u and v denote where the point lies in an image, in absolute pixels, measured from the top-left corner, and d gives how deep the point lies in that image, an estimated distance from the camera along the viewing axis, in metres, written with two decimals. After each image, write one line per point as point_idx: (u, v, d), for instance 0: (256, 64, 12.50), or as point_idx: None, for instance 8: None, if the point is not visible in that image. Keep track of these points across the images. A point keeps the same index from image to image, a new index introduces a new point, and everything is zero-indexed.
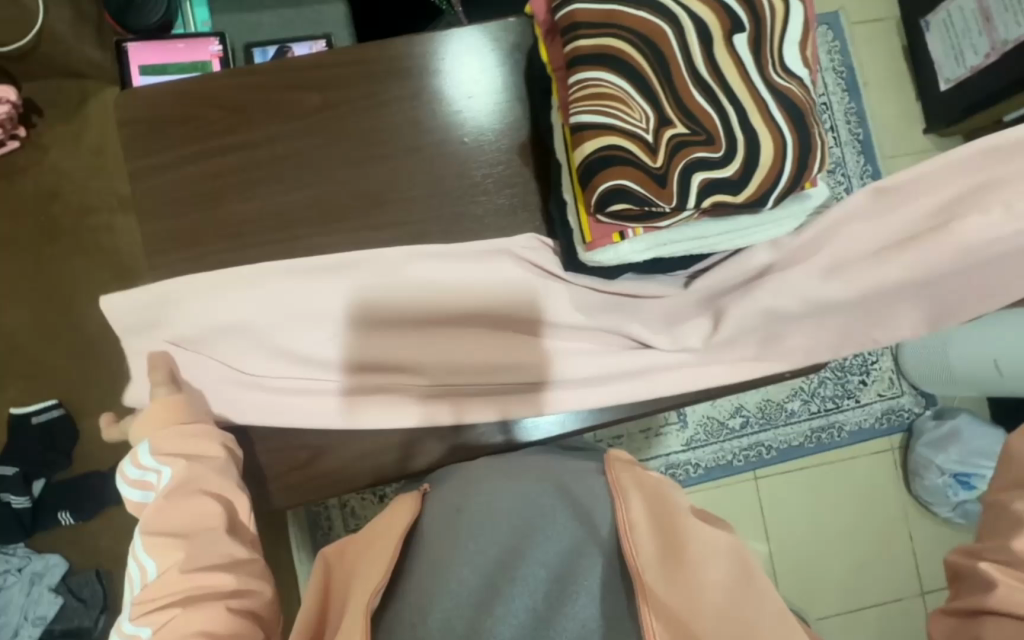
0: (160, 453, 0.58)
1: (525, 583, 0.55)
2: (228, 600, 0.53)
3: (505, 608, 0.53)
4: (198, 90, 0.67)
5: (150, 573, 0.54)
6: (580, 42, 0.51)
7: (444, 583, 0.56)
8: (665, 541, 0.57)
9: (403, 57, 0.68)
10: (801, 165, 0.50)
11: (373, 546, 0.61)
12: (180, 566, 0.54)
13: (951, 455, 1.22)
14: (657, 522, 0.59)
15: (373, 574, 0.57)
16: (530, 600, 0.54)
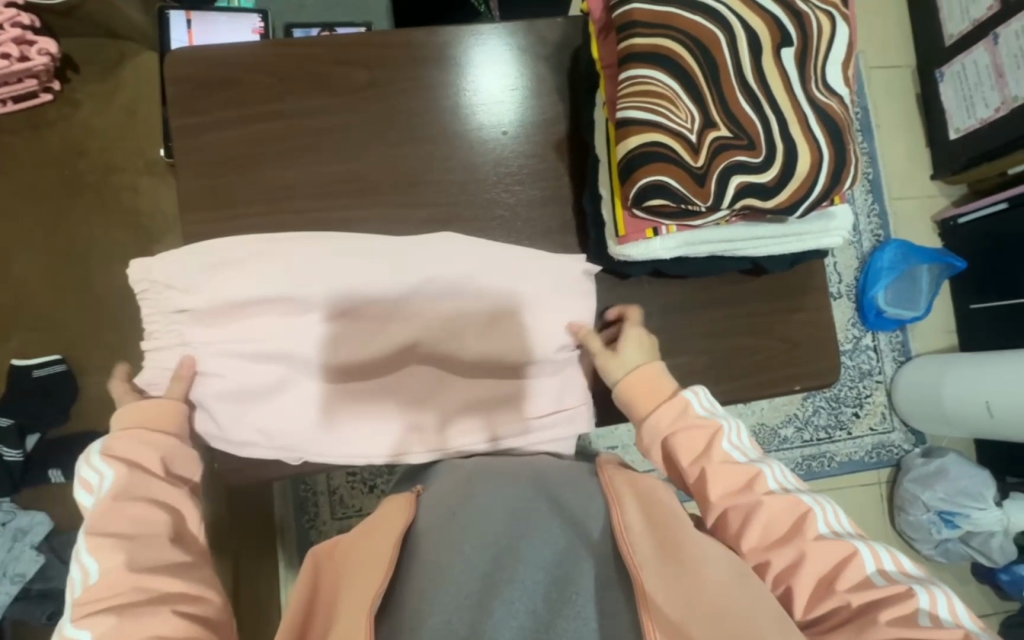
0: (110, 453, 0.59)
1: (522, 583, 0.48)
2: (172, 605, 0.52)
3: (501, 609, 0.46)
4: (245, 57, 0.69)
5: (89, 575, 0.53)
6: (635, 40, 0.53)
7: (441, 580, 0.49)
8: (667, 544, 0.52)
9: (450, 45, 0.70)
10: (834, 178, 0.52)
11: (361, 548, 0.55)
12: (126, 566, 0.53)
13: (937, 492, 1.24)
14: (660, 528, 0.53)
15: (374, 576, 0.51)
16: (529, 603, 0.47)
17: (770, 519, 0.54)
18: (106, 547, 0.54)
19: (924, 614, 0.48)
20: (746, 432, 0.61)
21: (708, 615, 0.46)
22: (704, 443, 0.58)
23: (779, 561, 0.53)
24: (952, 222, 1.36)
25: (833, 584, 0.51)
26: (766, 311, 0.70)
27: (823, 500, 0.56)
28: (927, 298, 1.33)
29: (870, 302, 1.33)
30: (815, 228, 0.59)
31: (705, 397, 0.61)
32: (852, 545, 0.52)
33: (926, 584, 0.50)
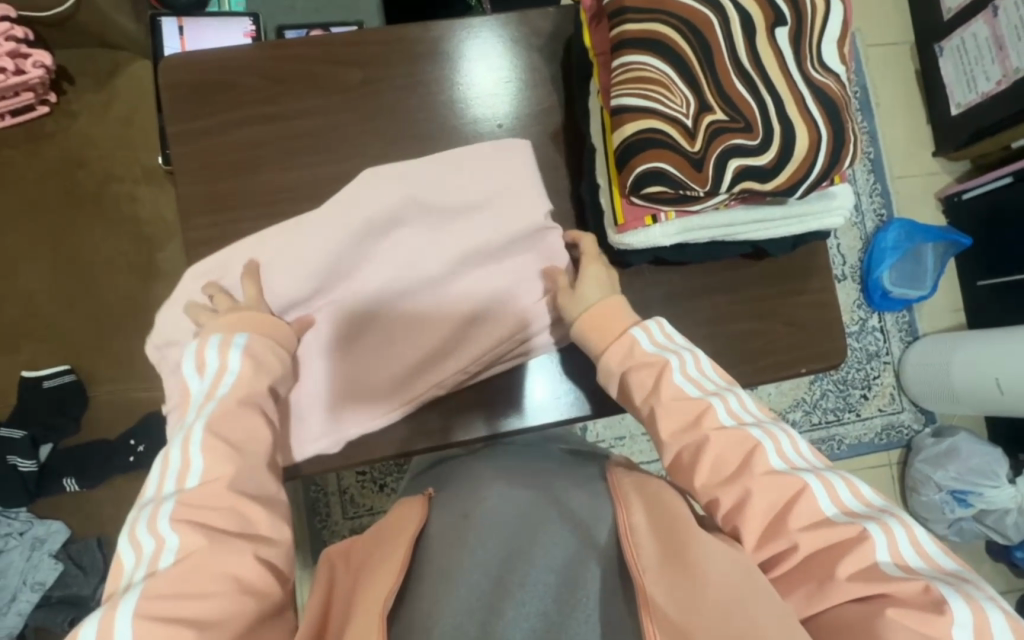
0: (248, 351, 0.57)
1: (532, 584, 0.49)
2: (255, 547, 0.48)
3: (511, 609, 0.46)
4: (238, 61, 0.68)
5: (189, 477, 0.50)
6: (627, 26, 0.52)
7: (454, 583, 0.49)
8: (671, 541, 0.48)
9: (443, 39, 0.70)
10: (833, 157, 0.52)
11: (370, 552, 0.55)
12: (229, 481, 0.49)
13: (949, 471, 1.23)
14: (661, 523, 0.50)
15: (389, 564, 0.50)
16: (538, 604, 0.47)
17: (719, 454, 0.50)
18: (217, 453, 0.50)
19: (888, 563, 0.43)
20: (710, 367, 0.58)
21: (713, 610, 0.42)
22: (654, 377, 0.56)
23: (727, 500, 0.49)
24: (956, 198, 1.35)
25: (784, 524, 0.46)
26: (769, 294, 0.69)
27: (778, 435, 0.52)
28: (933, 276, 1.32)
29: (875, 283, 1.32)
30: (817, 209, 0.58)
31: (662, 330, 0.59)
32: (802, 481, 0.47)
33: (886, 521, 0.45)
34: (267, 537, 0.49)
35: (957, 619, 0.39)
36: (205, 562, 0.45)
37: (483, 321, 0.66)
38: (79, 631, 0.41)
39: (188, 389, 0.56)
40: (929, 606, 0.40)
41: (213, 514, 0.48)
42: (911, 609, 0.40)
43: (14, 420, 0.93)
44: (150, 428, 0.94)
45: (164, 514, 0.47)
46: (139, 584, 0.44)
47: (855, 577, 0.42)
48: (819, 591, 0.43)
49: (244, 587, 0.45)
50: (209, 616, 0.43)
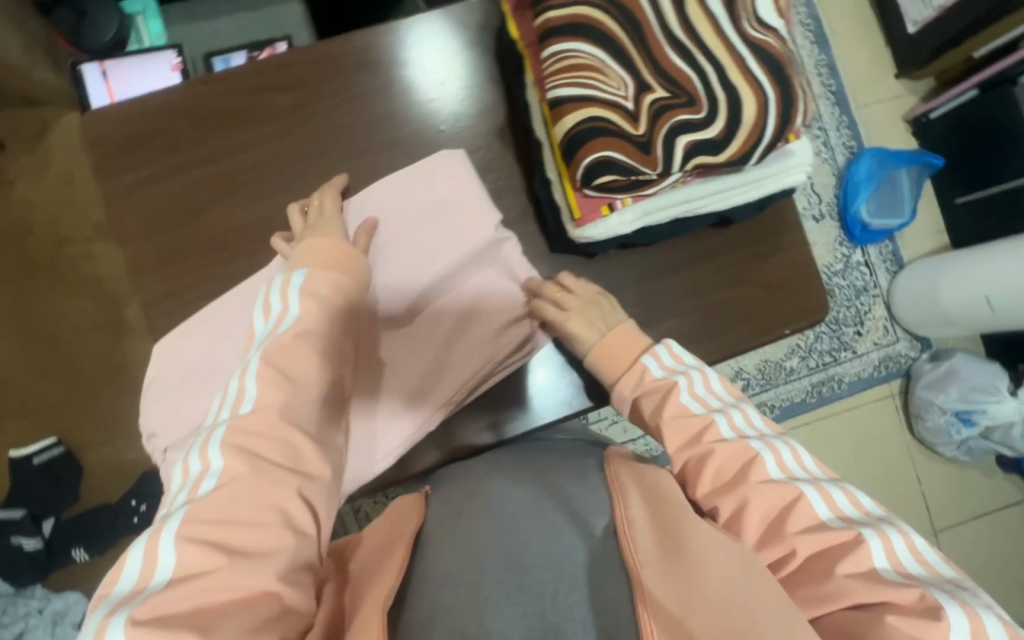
0: (308, 287, 0.54)
1: (526, 584, 0.45)
2: (300, 482, 0.47)
3: (505, 615, 0.43)
4: (162, 104, 0.65)
5: (243, 403, 0.49)
6: (551, 14, 0.50)
7: (446, 586, 0.47)
8: (668, 531, 0.46)
9: (369, 49, 0.67)
10: (784, 118, 0.50)
11: (378, 552, 0.52)
12: (280, 408, 0.48)
13: (951, 394, 1.23)
14: (661, 515, 0.48)
15: (386, 577, 0.47)
16: (535, 606, 0.43)
17: (722, 464, 0.50)
18: (268, 380, 0.50)
19: (888, 570, 0.42)
20: (718, 381, 0.57)
21: (709, 608, 0.40)
22: (660, 398, 0.55)
23: (726, 508, 0.48)
24: (924, 118, 1.33)
25: (783, 527, 0.46)
26: (744, 260, 0.67)
27: (779, 446, 0.51)
28: (911, 202, 1.31)
29: (853, 218, 1.30)
30: (773, 169, 0.56)
31: (671, 352, 0.58)
32: (798, 489, 0.47)
33: (884, 527, 0.44)
34: (311, 473, 0.48)
35: (954, 625, 0.38)
36: (245, 493, 0.44)
37: (479, 316, 0.64)
38: (127, 558, 0.41)
39: (255, 329, 0.55)
40: (926, 613, 0.39)
41: (261, 443, 0.47)
42: (910, 617, 0.39)
43: (12, 501, 0.92)
44: (149, 485, 0.93)
45: (214, 441, 0.46)
46: (184, 507, 0.43)
47: (853, 577, 0.42)
48: (819, 595, 0.43)
49: (287, 522, 0.45)
50: (257, 548, 0.43)
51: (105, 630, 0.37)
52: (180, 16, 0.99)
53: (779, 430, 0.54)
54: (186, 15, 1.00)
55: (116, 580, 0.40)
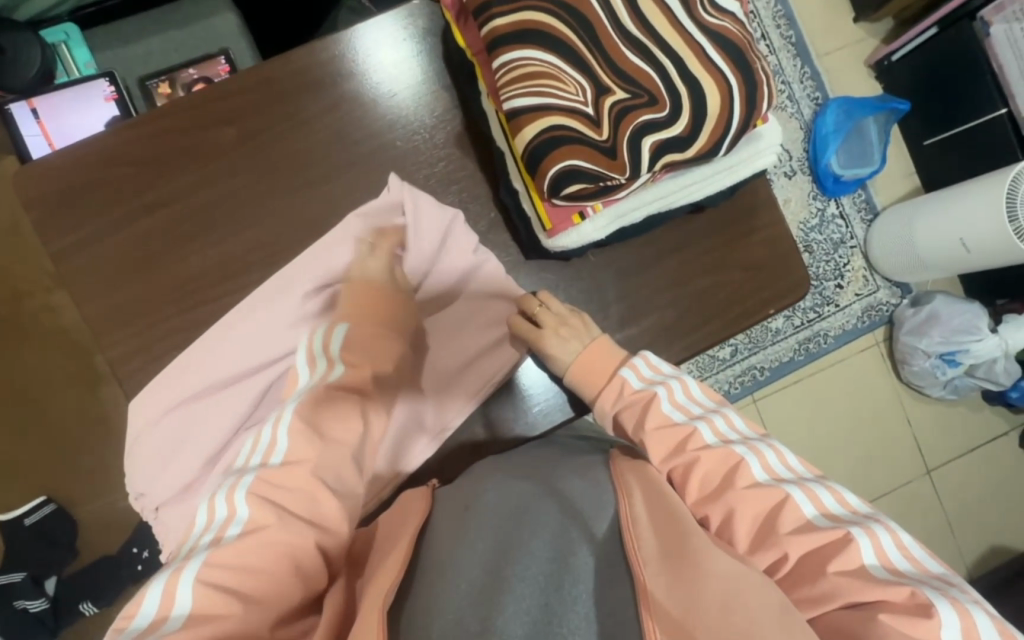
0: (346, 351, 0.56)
1: (529, 569, 0.41)
2: (318, 536, 0.47)
3: (508, 600, 0.38)
4: (100, 152, 0.62)
5: (275, 452, 0.50)
6: (496, 22, 0.47)
7: (443, 580, 0.42)
8: (672, 535, 0.45)
9: (311, 68, 0.64)
10: (750, 106, 0.48)
11: (386, 542, 0.49)
12: (313, 466, 0.49)
13: (933, 337, 1.25)
14: (664, 521, 0.46)
15: (386, 575, 0.43)
16: (540, 595, 0.39)
17: (706, 472, 0.50)
18: (299, 433, 0.50)
19: (876, 567, 0.44)
20: (697, 388, 0.58)
21: (712, 608, 0.38)
22: (641, 410, 0.55)
23: (716, 516, 0.49)
24: (886, 61, 1.31)
25: (775, 531, 0.46)
26: (722, 244, 0.66)
27: (764, 449, 0.52)
28: (880, 149, 1.30)
29: (824, 171, 1.28)
30: (742, 154, 0.54)
31: (648, 363, 0.58)
32: (784, 491, 0.48)
33: (871, 525, 0.45)
34: (330, 528, 0.48)
35: (945, 621, 0.40)
36: (265, 540, 0.45)
37: (461, 332, 0.65)
38: (146, 593, 0.42)
39: (296, 378, 0.55)
40: (916, 610, 0.40)
41: (288, 496, 0.48)
42: (901, 614, 0.40)
43: (10, 566, 0.90)
44: (147, 532, 0.91)
45: (242, 487, 0.47)
46: (206, 550, 0.44)
47: (845, 575, 0.43)
48: (816, 596, 0.43)
49: (296, 570, 0.45)
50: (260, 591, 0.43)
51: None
52: (106, 41, 0.92)
53: (762, 432, 0.55)
54: (113, 39, 0.92)
55: (133, 615, 0.41)
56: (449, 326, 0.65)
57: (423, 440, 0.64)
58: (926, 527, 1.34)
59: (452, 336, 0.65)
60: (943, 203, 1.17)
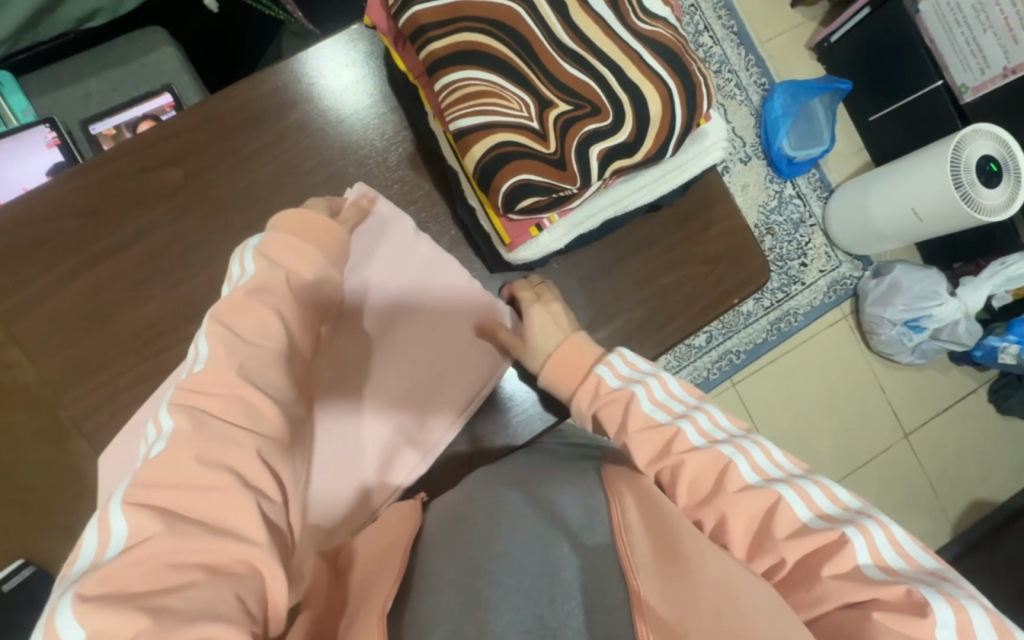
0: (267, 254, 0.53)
1: (521, 581, 0.41)
2: (259, 444, 0.44)
3: (502, 606, 0.39)
4: (41, 204, 0.60)
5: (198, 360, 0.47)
6: (433, 46, 0.47)
7: (429, 597, 0.42)
8: (664, 541, 0.45)
9: (253, 101, 0.63)
10: (691, 106, 0.49)
11: (371, 563, 0.48)
12: (237, 369, 0.47)
13: (898, 306, 1.29)
14: (659, 527, 0.47)
15: (380, 590, 0.43)
16: (534, 607, 0.39)
17: (695, 475, 0.51)
18: (218, 339, 0.48)
19: (871, 566, 0.44)
20: (676, 385, 0.59)
21: (705, 609, 0.39)
22: (622, 410, 0.56)
23: (710, 519, 0.49)
24: (826, 43, 1.36)
25: (771, 535, 0.47)
26: (681, 240, 0.68)
27: (750, 447, 0.53)
28: (828, 128, 1.33)
29: (778, 154, 1.31)
30: (693, 154, 0.55)
31: (626, 361, 0.59)
32: (776, 492, 0.48)
33: (864, 522, 0.46)
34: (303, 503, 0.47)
35: (939, 620, 0.40)
36: (197, 452, 0.42)
37: (432, 346, 0.64)
38: (85, 537, 0.39)
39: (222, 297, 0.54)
40: (912, 609, 0.41)
41: (212, 400, 0.45)
42: (894, 613, 0.41)
43: None
44: None
45: (165, 403, 0.45)
46: (134, 472, 0.42)
47: (837, 578, 0.44)
48: (810, 599, 0.44)
49: (242, 481, 0.42)
50: (215, 517, 0.40)
51: (56, 614, 0.34)
52: (42, 86, 0.89)
53: (745, 428, 0.56)
54: (49, 83, 0.89)
55: (76, 559, 0.38)
56: (415, 341, 0.64)
57: (404, 453, 0.63)
58: (908, 488, 1.38)
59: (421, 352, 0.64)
60: (898, 171, 1.20)
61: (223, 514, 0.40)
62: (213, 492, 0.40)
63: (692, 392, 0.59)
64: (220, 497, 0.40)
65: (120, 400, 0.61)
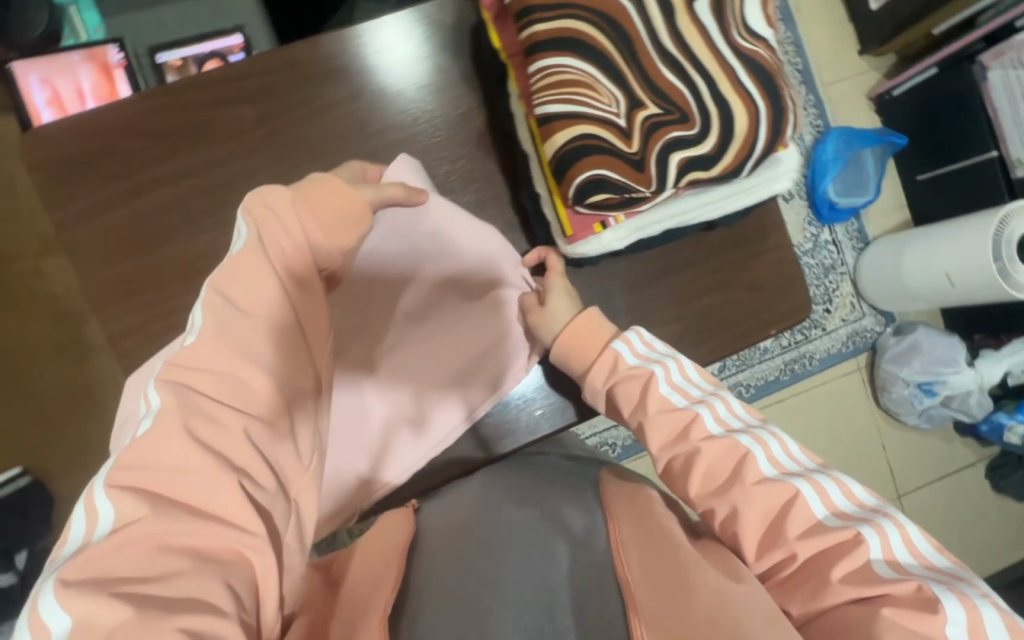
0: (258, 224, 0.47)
1: (518, 594, 0.43)
2: (246, 422, 0.41)
3: (503, 615, 0.41)
4: (111, 120, 0.61)
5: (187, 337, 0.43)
6: (536, 27, 0.47)
7: (425, 610, 0.43)
8: (659, 550, 0.46)
9: (336, 56, 0.63)
10: (775, 129, 0.49)
11: None
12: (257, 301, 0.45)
13: (914, 367, 1.29)
14: (651, 536, 0.47)
15: (382, 589, 0.45)
16: (532, 620, 0.41)
17: (711, 464, 0.50)
18: (213, 312, 0.43)
19: (882, 563, 0.43)
20: (693, 369, 0.58)
21: (699, 615, 0.40)
22: (638, 392, 0.55)
23: (721, 510, 0.49)
24: (887, 96, 1.36)
25: (782, 532, 0.46)
26: (729, 263, 0.68)
27: (767, 438, 0.51)
28: (875, 180, 1.33)
29: (822, 197, 1.31)
30: (764, 178, 0.55)
31: (642, 339, 0.58)
32: (793, 487, 0.47)
33: (879, 521, 0.45)
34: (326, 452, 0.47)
35: (951, 617, 0.39)
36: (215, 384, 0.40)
37: (447, 329, 0.65)
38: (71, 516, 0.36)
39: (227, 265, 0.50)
40: (920, 604, 0.40)
41: (229, 328, 0.44)
42: (904, 608, 0.40)
43: None
44: None
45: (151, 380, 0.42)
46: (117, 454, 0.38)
47: (847, 580, 0.43)
48: (816, 596, 0.43)
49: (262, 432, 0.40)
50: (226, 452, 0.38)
51: (37, 597, 0.32)
52: (118, 7, 0.89)
53: (763, 417, 0.55)
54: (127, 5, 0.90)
55: (63, 542, 0.35)
56: (431, 320, 0.65)
57: (405, 431, 0.63)
58: None
59: (435, 334, 0.65)
60: (937, 235, 1.20)
61: (221, 454, 0.39)
62: (197, 450, 0.38)
63: (708, 375, 0.58)
64: (196, 481, 0.38)
65: (154, 326, 0.62)
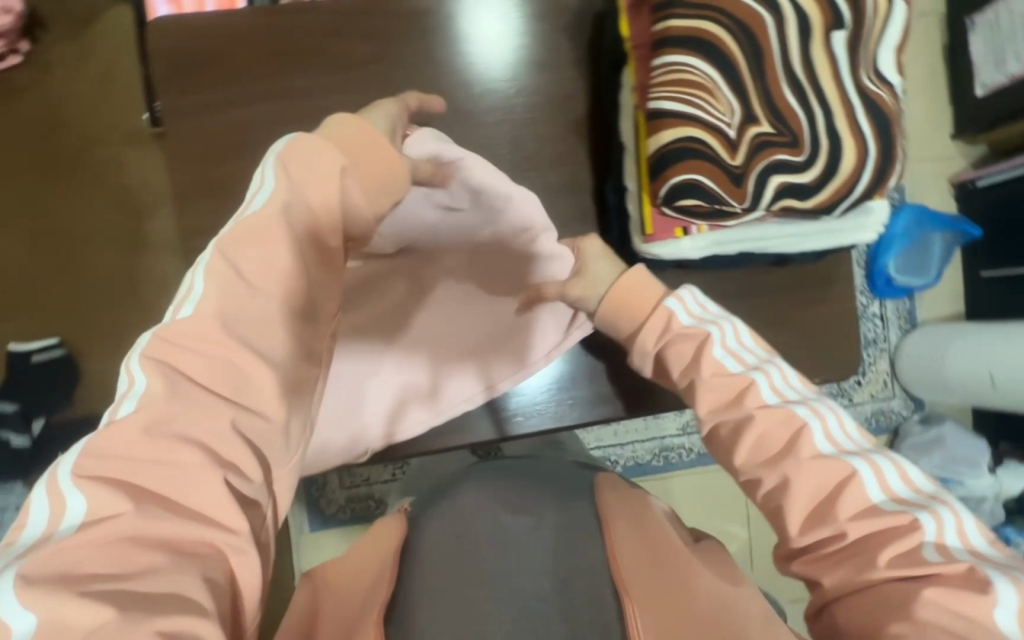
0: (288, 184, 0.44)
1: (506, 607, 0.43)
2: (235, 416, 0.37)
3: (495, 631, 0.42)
4: (234, 27, 0.63)
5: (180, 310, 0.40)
6: (672, 22, 0.48)
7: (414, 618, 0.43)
8: (655, 556, 0.46)
9: (458, 15, 0.65)
10: (880, 174, 0.49)
11: None
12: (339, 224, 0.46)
13: (934, 459, 1.26)
14: (647, 547, 0.47)
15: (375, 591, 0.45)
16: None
17: (765, 433, 0.48)
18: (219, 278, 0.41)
19: (931, 547, 0.41)
20: (748, 334, 0.55)
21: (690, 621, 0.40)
22: (691, 349, 0.52)
23: (769, 480, 0.47)
24: (970, 185, 1.32)
25: (832, 511, 0.44)
26: (788, 302, 0.67)
27: (825, 411, 0.49)
28: (937, 266, 1.30)
29: (880, 270, 1.28)
30: (851, 226, 0.55)
31: (694, 300, 0.55)
32: (850, 465, 0.45)
33: (937, 507, 0.43)
34: None
35: (1002, 600, 0.37)
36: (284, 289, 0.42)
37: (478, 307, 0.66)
38: (32, 504, 0.31)
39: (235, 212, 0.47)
40: (975, 588, 0.38)
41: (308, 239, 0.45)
42: (956, 589, 0.38)
43: (7, 396, 0.89)
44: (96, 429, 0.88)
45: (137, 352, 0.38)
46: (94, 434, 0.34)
47: (896, 560, 0.41)
48: (857, 578, 0.41)
49: None
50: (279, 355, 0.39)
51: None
52: None
53: (818, 389, 0.52)
54: None
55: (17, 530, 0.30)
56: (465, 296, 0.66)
57: (420, 398, 0.64)
58: None
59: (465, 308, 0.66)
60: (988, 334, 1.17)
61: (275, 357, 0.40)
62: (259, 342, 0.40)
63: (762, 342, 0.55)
64: (254, 368, 0.39)
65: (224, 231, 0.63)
